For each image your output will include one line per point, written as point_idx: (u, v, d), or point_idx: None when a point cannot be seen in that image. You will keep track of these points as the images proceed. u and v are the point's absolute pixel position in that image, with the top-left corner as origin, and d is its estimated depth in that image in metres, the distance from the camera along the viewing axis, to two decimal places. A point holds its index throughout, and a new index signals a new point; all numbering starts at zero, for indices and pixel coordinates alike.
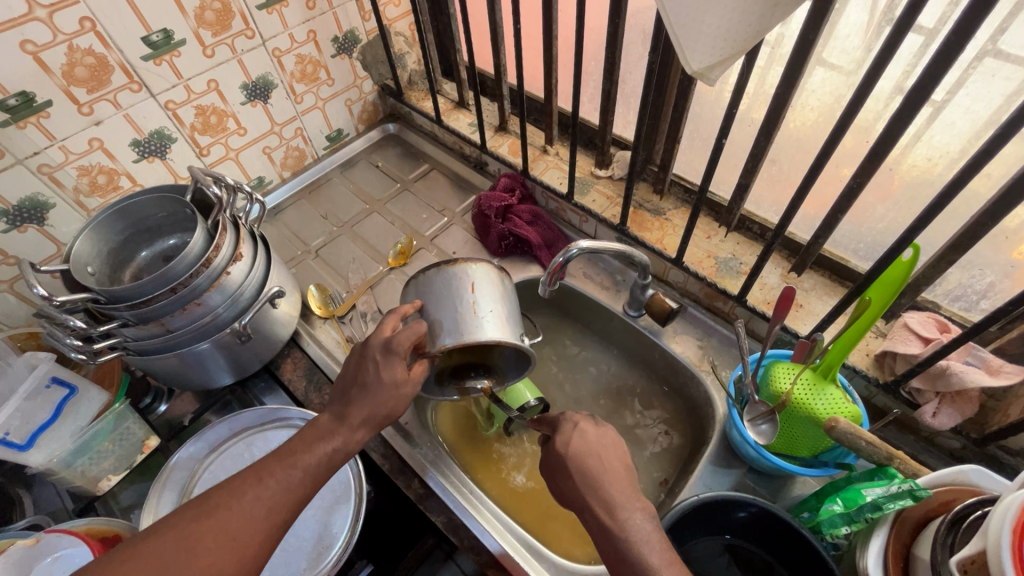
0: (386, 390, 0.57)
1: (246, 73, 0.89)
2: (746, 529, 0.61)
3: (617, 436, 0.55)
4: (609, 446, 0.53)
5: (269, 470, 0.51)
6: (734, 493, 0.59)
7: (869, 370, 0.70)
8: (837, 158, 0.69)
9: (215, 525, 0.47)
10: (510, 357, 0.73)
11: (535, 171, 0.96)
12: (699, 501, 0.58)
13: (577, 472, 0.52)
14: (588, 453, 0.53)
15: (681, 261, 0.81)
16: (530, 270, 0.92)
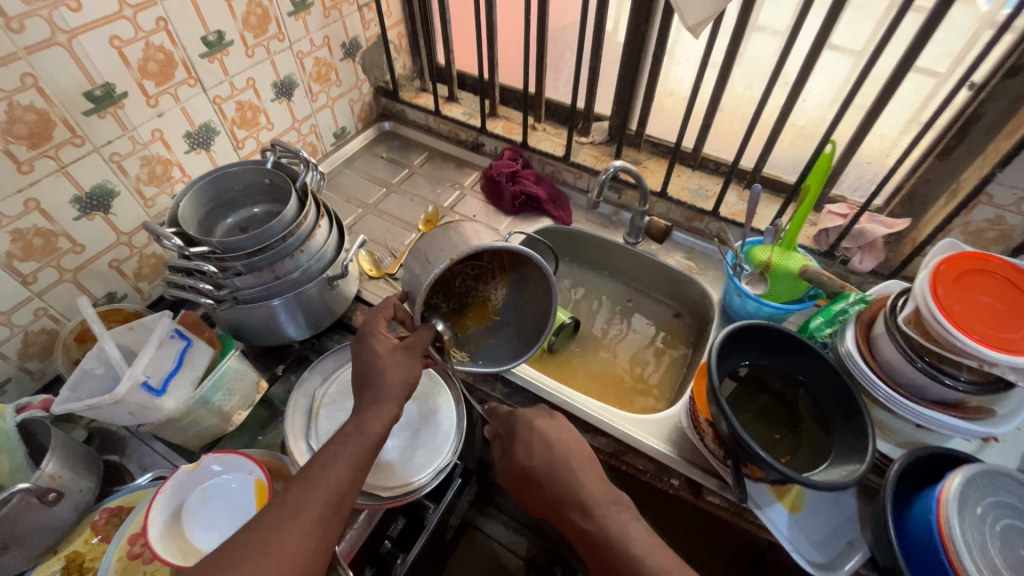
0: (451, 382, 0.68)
1: (276, 72, 1.00)
2: (758, 349, 0.79)
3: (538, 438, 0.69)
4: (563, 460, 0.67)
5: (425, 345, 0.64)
6: (744, 322, 0.76)
7: (813, 246, 0.96)
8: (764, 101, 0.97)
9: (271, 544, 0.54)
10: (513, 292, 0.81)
11: (531, 143, 1.16)
12: (727, 334, 0.74)
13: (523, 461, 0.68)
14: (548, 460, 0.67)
15: (665, 193, 1.04)
16: (541, 222, 1.11)
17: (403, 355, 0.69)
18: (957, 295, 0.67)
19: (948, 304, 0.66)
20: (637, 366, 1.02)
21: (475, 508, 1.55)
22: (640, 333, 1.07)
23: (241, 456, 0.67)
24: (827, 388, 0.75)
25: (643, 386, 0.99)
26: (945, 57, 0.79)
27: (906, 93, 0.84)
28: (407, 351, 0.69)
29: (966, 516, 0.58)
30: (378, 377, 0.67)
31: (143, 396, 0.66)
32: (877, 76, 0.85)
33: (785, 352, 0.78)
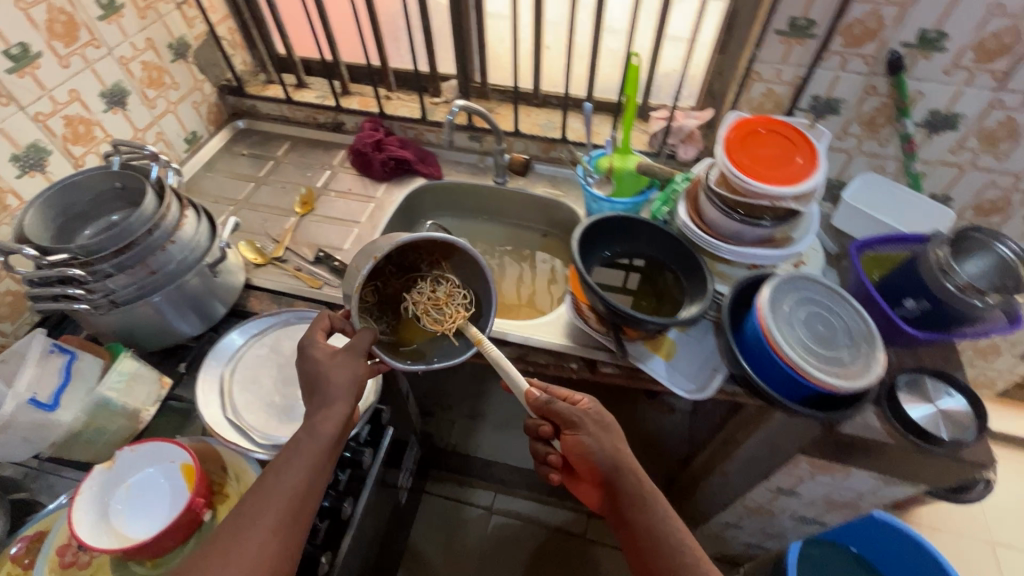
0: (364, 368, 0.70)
1: (101, 81, 0.96)
2: (612, 238, 0.92)
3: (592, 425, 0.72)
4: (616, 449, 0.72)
5: None
6: (590, 221, 0.87)
7: (649, 151, 1.11)
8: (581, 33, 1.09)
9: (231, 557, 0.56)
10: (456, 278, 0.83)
11: (388, 112, 1.21)
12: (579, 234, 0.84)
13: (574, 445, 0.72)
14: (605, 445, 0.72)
15: (519, 131, 1.14)
16: (415, 182, 1.18)
17: (346, 356, 0.69)
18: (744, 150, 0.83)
19: (739, 160, 0.82)
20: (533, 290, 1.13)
21: (425, 476, 1.61)
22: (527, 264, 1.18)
23: (167, 444, 0.69)
24: (676, 254, 0.89)
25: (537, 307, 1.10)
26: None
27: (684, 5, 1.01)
28: (348, 352, 0.69)
29: (779, 317, 0.73)
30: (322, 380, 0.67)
31: (35, 413, 0.65)
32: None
33: (634, 235, 0.91)
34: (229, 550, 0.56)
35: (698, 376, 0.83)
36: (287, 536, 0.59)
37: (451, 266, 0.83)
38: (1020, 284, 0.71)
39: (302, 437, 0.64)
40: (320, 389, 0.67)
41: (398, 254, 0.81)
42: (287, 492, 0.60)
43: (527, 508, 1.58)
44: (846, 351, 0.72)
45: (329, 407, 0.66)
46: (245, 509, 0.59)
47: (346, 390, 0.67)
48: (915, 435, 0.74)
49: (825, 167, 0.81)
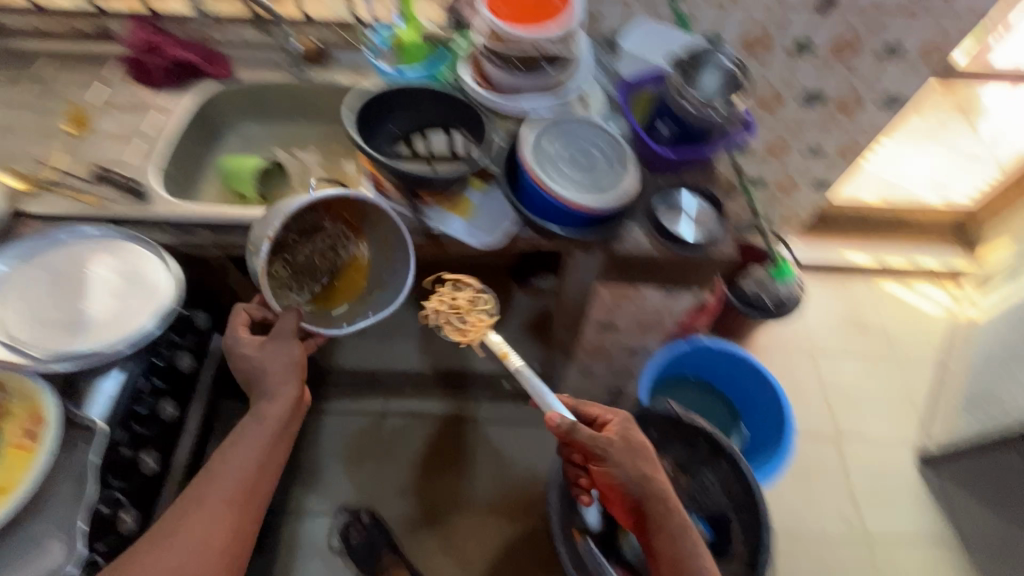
0: (285, 348, 0.80)
1: None
2: (396, 111, 0.91)
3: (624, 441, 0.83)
4: (644, 452, 0.84)
5: None
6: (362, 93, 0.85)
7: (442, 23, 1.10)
8: None
9: (191, 532, 0.71)
10: (367, 231, 0.90)
11: (158, 10, 1.10)
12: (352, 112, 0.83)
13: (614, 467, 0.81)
14: (636, 456, 0.83)
15: (308, 16, 1.09)
16: (206, 86, 1.09)
17: (274, 345, 0.79)
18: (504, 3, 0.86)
19: (500, 12, 0.85)
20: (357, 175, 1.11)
21: (315, 396, 1.63)
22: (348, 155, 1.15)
23: None
24: (462, 114, 0.90)
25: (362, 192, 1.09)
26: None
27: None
28: (273, 341, 0.79)
29: (543, 157, 0.79)
30: (258, 369, 0.79)
31: None
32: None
33: (416, 102, 0.92)
34: (184, 522, 0.71)
35: (494, 227, 0.87)
36: (242, 506, 0.75)
37: (355, 226, 0.89)
38: (738, 88, 0.83)
39: (250, 423, 0.78)
40: (260, 383, 0.79)
41: (297, 220, 0.85)
42: (234, 475, 0.76)
43: (419, 405, 1.66)
44: (604, 169, 0.80)
45: (276, 396, 0.79)
46: (201, 489, 0.74)
47: (283, 373, 0.79)
48: (670, 242, 0.84)
49: (580, 8, 0.85)
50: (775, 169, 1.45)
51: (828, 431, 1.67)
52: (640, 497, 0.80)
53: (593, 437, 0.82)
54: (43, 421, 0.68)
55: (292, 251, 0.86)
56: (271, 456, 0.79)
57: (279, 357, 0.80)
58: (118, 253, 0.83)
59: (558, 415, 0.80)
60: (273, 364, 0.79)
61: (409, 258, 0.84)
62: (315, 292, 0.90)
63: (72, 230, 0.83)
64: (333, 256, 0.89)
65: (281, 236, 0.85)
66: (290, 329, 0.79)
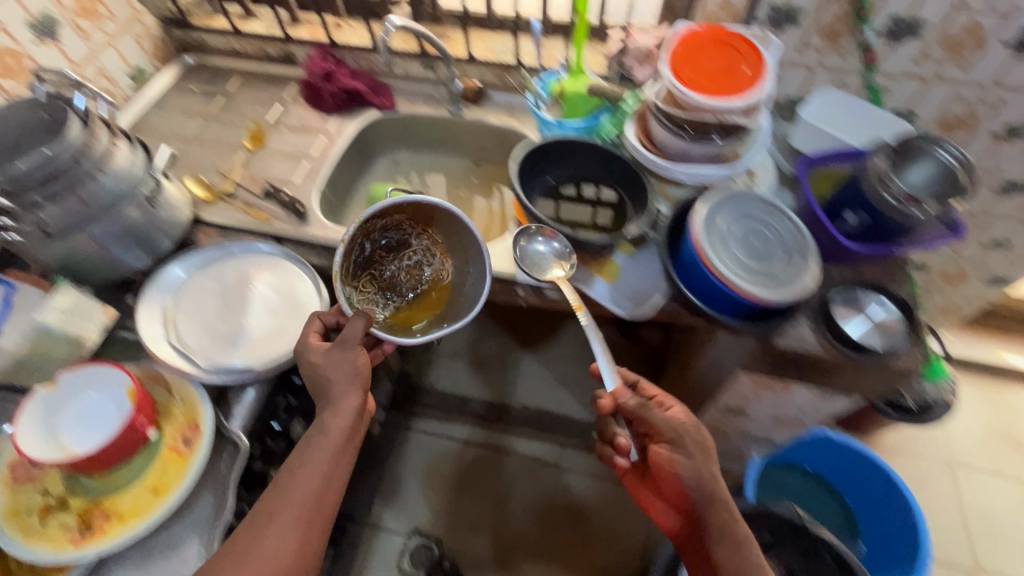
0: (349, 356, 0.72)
1: (26, 10, 0.92)
2: (557, 166, 0.91)
3: (710, 471, 0.72)
4: (721, 496, 0.71)
5: None
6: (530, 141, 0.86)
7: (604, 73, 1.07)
8: None
9: (240, 569, 0.60)
10: (456, 271, 0.88)
11: (338, 41, 1.17)
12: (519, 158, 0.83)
13: (696, 494, 0.71)
14: (714, 486, 0.71)
15: (472, 57, 1.10)
16: (369, 114, 1.14)
17: (337, 351, 0.71)
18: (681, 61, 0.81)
19: (682, 75, 0.80)
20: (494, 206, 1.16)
21: (404, 412, 1.66)
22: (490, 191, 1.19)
23: (113, 371, 0.70)
24: (630, 183, 0.88)
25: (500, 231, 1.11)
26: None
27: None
28: (341, 346, 0.72)
29: (713, 233, 0.73)
30: (325, 383, 0.71)
31: None
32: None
33: (577, 158, 0.91)
34: (253, 545, 0.62)
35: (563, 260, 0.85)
36: (309, 527, 0.65)
37: (436, 231, 0.89)
38: (958, 189, 0.71)
39: (317, 439, 0.69)
40: (325, 389, 0.71)
41: (383, 237, 0.88)
42: (301, 491, 0.66)
43: (505, 441, 1.63)
44: (781, 261, 0.72)
45: (338, 406, 0.70)
46: (267, 510, 0.64)
47: (346, 382, 0.71)
48: (844, 346, 0.75)
49: (772, 73, 0.78)
50: (946, 258, 1.28)
51: (965, 563, 1.43)
52: (697, 489, 0.71)
53: (658, 405, 0.77)
54: (197, 429, 0.71)
55: (375, 270, 0.87)
56: (337, 476, 0.69)
57: (343, 365, 0.71)
58: (281, 271, 0.88)
59: (621, 381, 0.78)
60: (337, 373, 0.71)
61: (477, 239, 0.82)
62: (394, 312, 0.86)
63: (247, 246, 0.89)
64: (418, 273, 0.89)
65: (357, 247, 0.85)
66: (355, 336, 0.72)
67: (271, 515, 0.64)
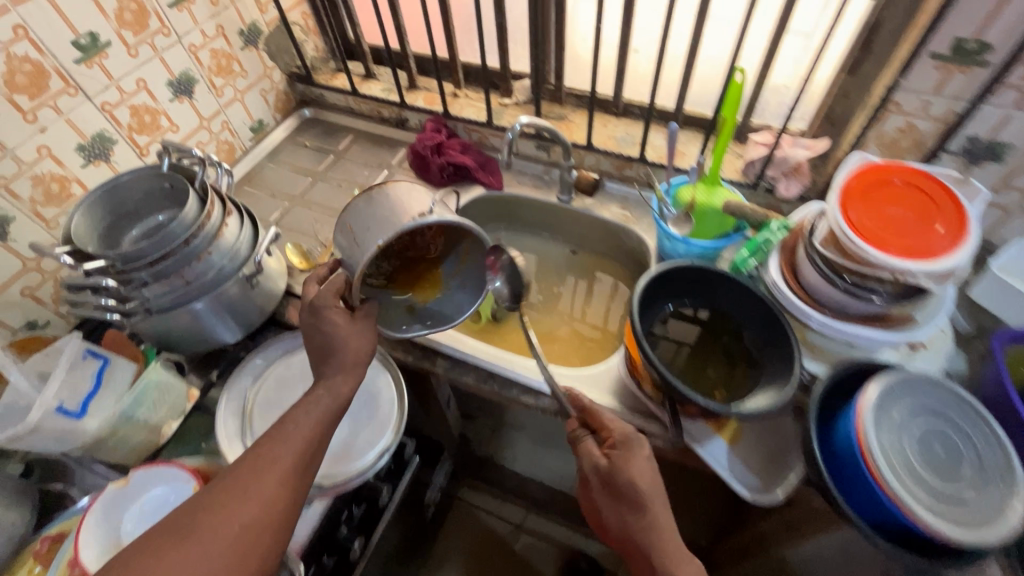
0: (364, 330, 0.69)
1: (169, 70, 0.95)
2: (688, 290, 0.81)
3: (637, 491, 0.62)
4: (659, 531, 0.61)
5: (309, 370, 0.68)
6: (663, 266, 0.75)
7: (740, 179, 0.95)
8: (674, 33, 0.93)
9: (213, 524, 0.54)
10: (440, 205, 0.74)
11: (453, 112, 1.13)
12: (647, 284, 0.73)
13: (622, 516, 0.64)
14: (654, 525, 0.62)
15: (591, 145, 1.02)
16: (473, 191, 1.09)
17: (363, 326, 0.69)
18: (853, 196, 0.68)
19: (859, 221, 0.66)
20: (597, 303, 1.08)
21: (458, 481, 1.58)
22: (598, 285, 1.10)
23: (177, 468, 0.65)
24: (767, 338, 0.74)
25: (599, 340, 1.02)
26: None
27: (799, 34, 0.86)
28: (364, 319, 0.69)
29: (881, 421, 0.60)
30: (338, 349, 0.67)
31: (61, 420, 0.65)
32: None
33: (710, 286, 0.79)
34: (253, 479, 0.57)
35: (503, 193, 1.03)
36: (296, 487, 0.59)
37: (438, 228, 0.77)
38: None
39: (323, 396, 0.66)
40: (333, 356, 0.67)
41: None
42: (301, 435, 0.62)
43: (560, 533, 1.50)
44: (972, 476, 0.57)
45: (346, 372, 0.67)
46: (262, 448, 0.60)
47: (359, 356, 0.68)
48: None
49: (975, 232, 0.63)
50: None
51: None
52: (625, 513, 0.63)
53: (603, 453, 0.66)
54: None
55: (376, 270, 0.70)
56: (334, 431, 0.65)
57: (363, 339, 0.68)
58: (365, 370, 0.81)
59: (574, 425, 0.71)
60: (357, 345, 0.67)
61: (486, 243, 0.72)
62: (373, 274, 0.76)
63: None
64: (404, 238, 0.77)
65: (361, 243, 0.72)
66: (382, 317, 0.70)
67: (270, 460, 0.59)
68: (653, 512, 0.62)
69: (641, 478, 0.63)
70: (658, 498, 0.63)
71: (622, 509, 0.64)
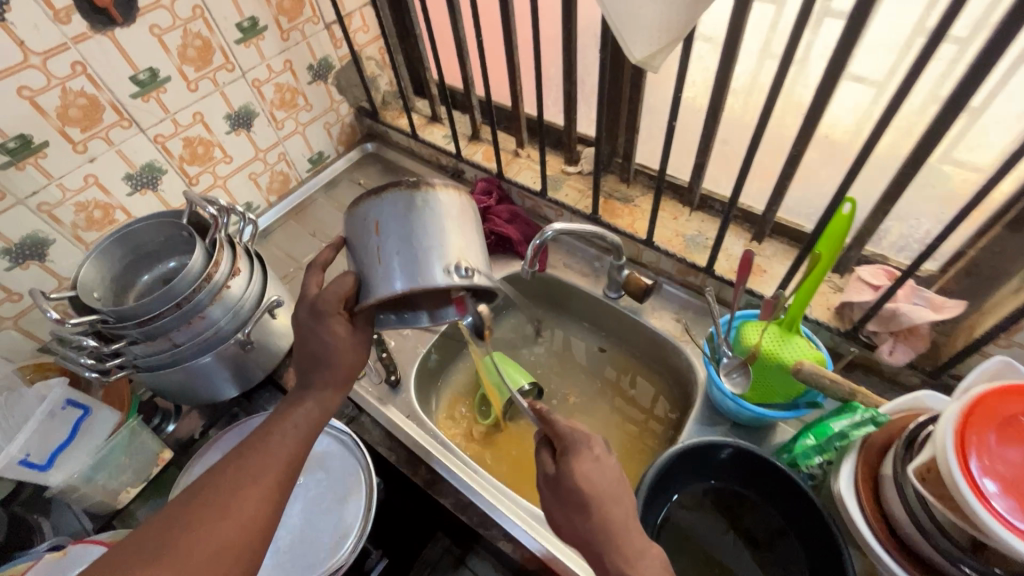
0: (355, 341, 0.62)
1: (229, 104, 0.94)
2: (728, 475, 0.67)
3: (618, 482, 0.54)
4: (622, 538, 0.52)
5: (270, 433, 0.58)
6: (689, 443, 0.63)
7: (831, 322, 0.75)
8: (775, 128, 0.73)
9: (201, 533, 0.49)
10: None
11: (509, 173, 1.03)
12: (661, 466, 0.62)
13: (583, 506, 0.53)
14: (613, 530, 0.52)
15: (651, 241, 0.87)
16: (513, 265, 0.98)
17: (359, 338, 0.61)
18: (992, 413, 0.48)
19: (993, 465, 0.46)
20: (635, 429, 0.89)
21: None
22: (642, 406, 0.91)
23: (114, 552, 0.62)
24: (812, 554, 0.60)
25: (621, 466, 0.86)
26: (1013, 112, 0.55)
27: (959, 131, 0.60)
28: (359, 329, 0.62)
29: None
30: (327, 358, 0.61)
31: (23, 473, 0.63)
32: (915, 122, 0.62)
33: (750, 478, 0.66)
34: (230, 499, 0.51)
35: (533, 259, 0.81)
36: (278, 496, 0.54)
37: None
38: None
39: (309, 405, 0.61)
40: (318, 364, 0.61)
41: None
42: (280, 458, 0.56)
43: None
44: None
45: (337, 387, 0.62)
46: (244, 461, 0.55)
47: (346, 369, 0.62)
48: None
49: None
50: None
51: None
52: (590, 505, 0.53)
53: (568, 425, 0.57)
54: None
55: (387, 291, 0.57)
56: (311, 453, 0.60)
57: (355, 361, 0.62)
58: (342, 467, 0.74)
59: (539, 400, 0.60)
60: (347, 359, 0.61)
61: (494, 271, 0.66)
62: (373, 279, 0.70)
63: None
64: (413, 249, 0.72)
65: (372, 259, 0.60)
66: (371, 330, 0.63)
67: (244, 479, 0.53)
68: (598, 510, 0.53)
69: (588, 479, 0.54)
70: (610, 500, 0.53)
71: (567, 509, 0.54)
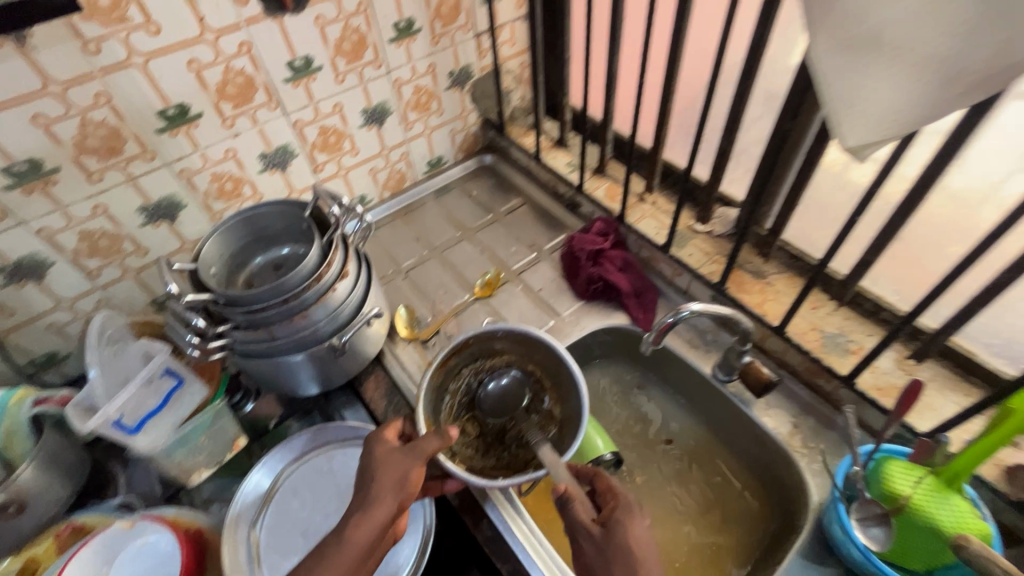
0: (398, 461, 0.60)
1: (368, 99, 0.94)
2: None
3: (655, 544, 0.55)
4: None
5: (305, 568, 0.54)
6: None
7: (999, 483, 0.62)
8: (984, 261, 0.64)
9: None
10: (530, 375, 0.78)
11: (630, 218, 0.96)
12: None
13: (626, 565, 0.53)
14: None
15: (783, 330, 0.77)
16: (615, 318, 0.91)
17: (402, 455, 0.60)
18: None
19: None
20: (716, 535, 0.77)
21: None
22: (721, 537, 0.77)
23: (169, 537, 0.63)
24: None
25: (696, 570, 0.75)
26: None
27: None
28: (406, 451, 0.61)
29: None
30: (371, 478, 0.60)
31: (113, 432, 0.65)
32: None
33: None
34: None
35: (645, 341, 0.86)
36: None
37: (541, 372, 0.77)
38: None
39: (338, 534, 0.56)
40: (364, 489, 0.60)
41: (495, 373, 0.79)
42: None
43: None
44: None
45: (371, 509, 0.57)
46: None
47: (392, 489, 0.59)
48: None
49: None
50: None
51: None
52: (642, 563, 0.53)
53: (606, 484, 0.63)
54: None
55: (510, 433, 0.77)
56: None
57: (398, 470, 0.60)
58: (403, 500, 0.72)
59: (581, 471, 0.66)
60: (387, 476, 0.59)
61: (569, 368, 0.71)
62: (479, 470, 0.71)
63: None
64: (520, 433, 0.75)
65: (462, 382, 0.78)
66: (426, 448, 0.60)
67: None
68: None
69: (641, 544, 0.55)
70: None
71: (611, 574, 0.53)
